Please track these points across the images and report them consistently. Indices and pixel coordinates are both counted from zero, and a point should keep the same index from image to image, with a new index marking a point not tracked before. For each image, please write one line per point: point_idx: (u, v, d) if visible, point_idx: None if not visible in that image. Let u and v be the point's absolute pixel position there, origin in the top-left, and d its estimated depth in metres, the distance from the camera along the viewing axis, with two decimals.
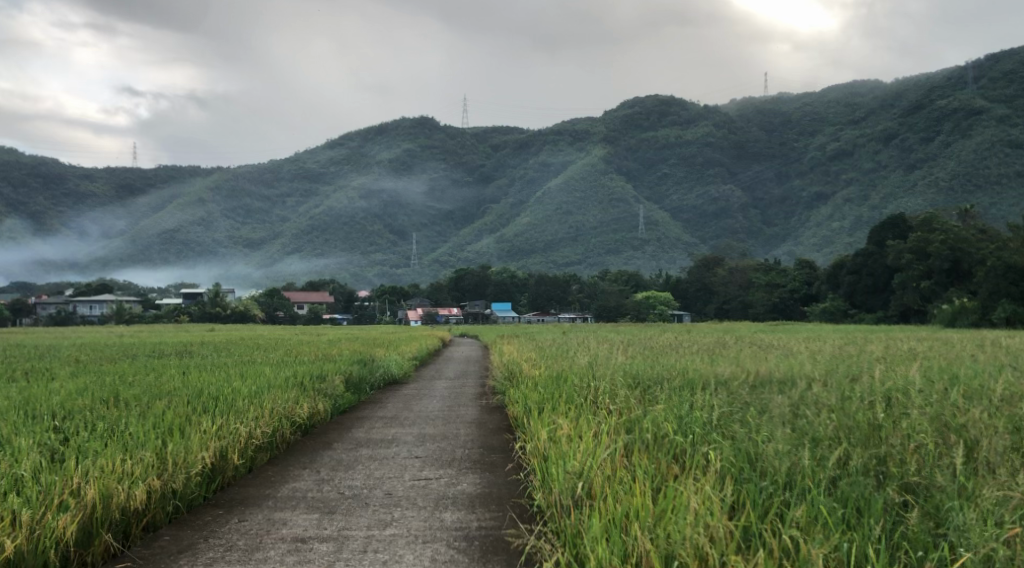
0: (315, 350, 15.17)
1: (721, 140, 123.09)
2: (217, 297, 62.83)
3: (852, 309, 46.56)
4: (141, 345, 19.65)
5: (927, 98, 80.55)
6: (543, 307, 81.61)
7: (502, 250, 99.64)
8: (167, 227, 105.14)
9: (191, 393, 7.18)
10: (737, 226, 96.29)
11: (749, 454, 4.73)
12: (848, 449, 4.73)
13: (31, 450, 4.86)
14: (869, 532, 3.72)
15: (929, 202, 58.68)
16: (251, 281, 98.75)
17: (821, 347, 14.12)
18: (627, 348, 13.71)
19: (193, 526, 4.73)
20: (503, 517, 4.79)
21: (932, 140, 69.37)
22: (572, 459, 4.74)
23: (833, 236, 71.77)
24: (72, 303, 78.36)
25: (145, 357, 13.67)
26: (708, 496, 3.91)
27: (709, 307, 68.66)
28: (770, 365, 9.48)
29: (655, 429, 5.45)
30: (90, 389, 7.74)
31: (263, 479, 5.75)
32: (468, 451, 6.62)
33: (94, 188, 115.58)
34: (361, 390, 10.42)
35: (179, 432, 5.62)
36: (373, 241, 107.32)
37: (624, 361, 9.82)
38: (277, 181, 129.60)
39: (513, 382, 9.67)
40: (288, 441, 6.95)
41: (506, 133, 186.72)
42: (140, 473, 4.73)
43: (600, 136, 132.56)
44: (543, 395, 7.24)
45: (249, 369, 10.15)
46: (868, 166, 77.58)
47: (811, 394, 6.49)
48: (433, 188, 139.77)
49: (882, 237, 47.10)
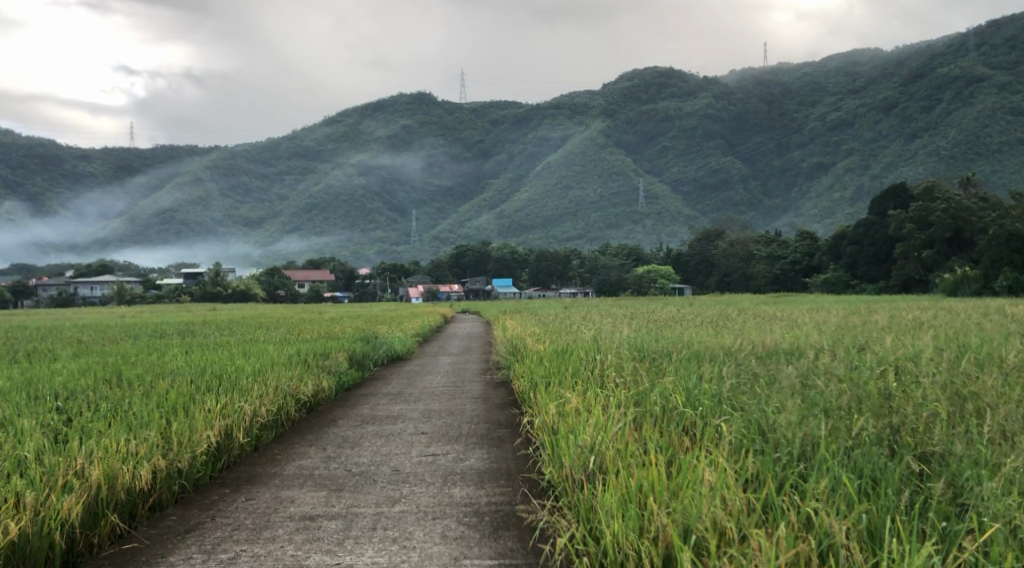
0: (317, 328, 15.05)
1: (721, 111, 122.15)
2: (218, 277, 62.19)
3: (853, 280, 46.32)
4: (139, 324, 19.33)
5: (929, 67, 80.16)
6: (544, 283, 81.72)
7: (502, 227, 99.55)
8: (165, 208, 104.71)
9: (195, 373, 7.12)
10: (737, 198, 96.02)
11: (762, 425, 4.65)
12: (864, 419, 4.67)
13: (33, 431, 4.79)
14: (890, 505, 3.66)
15: (929, 170, 58.44)
16: (251, 261, 98.50)
17: (824, 317, 13.99)
18: (629, 321, 13.51)
19: (199, 506, 4.67)
20: (513, 492, 4.74)
21: (933, 108, 69.06)
22: (581, 434, 4.67)
23: (834, 206, 71.59)
24: (73, 285, 78.28)
25: (145, 337, 13.43)
26: (723, 468, 3.85)
27: (711, 280, 68.46)
28: (774, 336, 9.42)
29: (663, 403, 5.39)
30: (93, 368, 7.68)
31: (269, 457, 5.69)
32: (474, 426, 6.57)
33: (92, 169, 115.29)
34: (365, 366, 10.39)
35: (183, 412, 5.58)
36: (373, 219, 106.98)
37: (628, 334, 9.69)
38: (275, 159, 128.70)
39: (517, 357, 9.62)
40: (293, 419, 6.89)
41: (504, 108, 185.62)
42: (144, 454, 4.66)
43: (600, 110, 132.11)
44: (549, 369, 7.16)
45: (253, 347, 10.07)
46: (868, 136, 77.19)
47: (820, 364, 6.47)
48: (431, 165, 139.39)
49: (883, 207, 46.95)
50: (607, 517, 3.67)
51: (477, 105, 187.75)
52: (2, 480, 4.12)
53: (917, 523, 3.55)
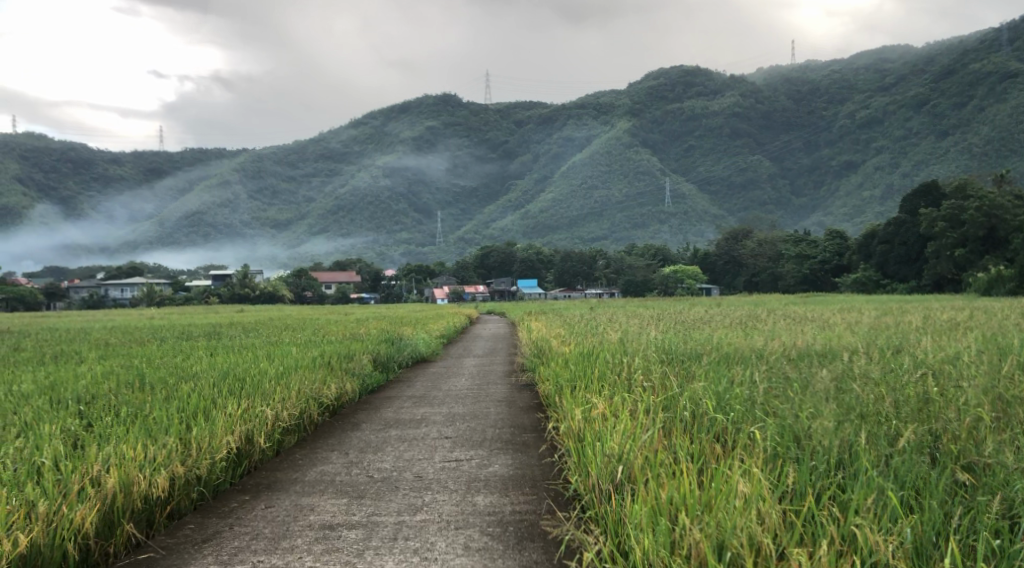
0: (342, 330, 14.91)
1: (749, 109, 121.04)
2: (246, 278, 62.64)
3: (883, 279, 45.61)
4: (167, 326, 19.49)
5: (960, 62, 78.92)
6: (569, 283, 81.40)
7: (527, 227, 99.41)
8: (194, 210, 105.74)
9: (217, 375, 7.08)
10: (765, 197, 95.04)
11: (796, 431, 4.48)
12: (904, 426, 4.45)
13: (53, 436, 4.75)
14: (934, 521, 3.46)
15: (962, 167, 57.49)
16: (279, 263, 99.24)
17: (857, 318, 13.61)
18: (656, 322, 13.26)
19: (218, 514, 4.58)
20: (539, 500, 4.61)
21: (965, 105, 68.02)
22: (610, 442, 4.51)
23: (864, 205, 70.60)
24: (105, 287, 79.28)
25: (173, 340, 13.49)
26: (758, 477, 3.69)
27: (738, 280, 67.89)
28: (808, 338, 9.14)
29: (694, 408, 5.20)
30: (117, 372, 7.67)
31: (289, 462, 5.61)
32: (499, 430, 6.44)
33: (122, 172, 116.89)
34: (390, 367, 10.31)
35: (203, 415, 5.51)
36: (399, 220, 107.28)
37: (655, 335, 9.46)
38: (302, 161, 129.59)
39: (543, 359, 9.49)
40: (316, 423, 6.80)
41: (530, 109, 185.63)
42: (161, 461, 4.57)
43: (625, 109, 131.53)
44: (576, 372, 7.03)
45: (278, 349, 10.05)
46: (897, 133, 75.96)
47: (856, 366, 6.24)
48: (456, 166, 139.64)
49: (914, 205, 46.15)
50: (635, 526, 3.53)
51: (502, 106, 187.75)
52: (13, 486, 4.05)
53: (957, 533, 3.43)
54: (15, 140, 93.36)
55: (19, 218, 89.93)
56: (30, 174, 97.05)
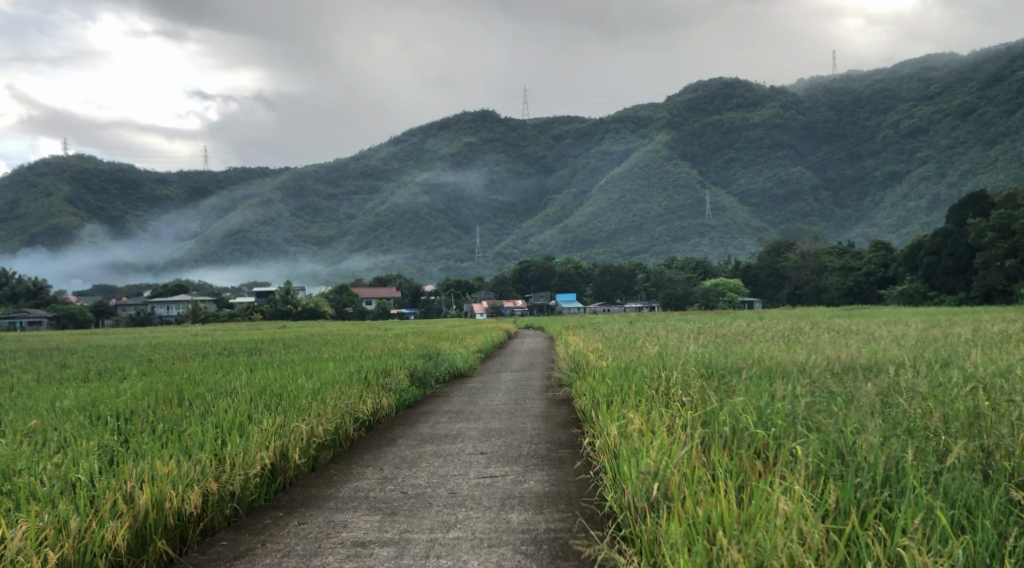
0: (380, 345, 15.01)
1: (790, 121, 120.06)
2: (288, 294, 63.53)
3: (931, 292, 44.60)
4: (207, 343, 19.52)
5: (1007, 69, 77.54)
6: (608, 298, 80.99)
7: (566, 242, 99.30)
8: (237, 228, 107.57)
9: (254, 390, 7.11)
10: (808, 208, 93.72)
11: (839, 447, 4.33)
12: (957, 442, 4.28)
13: (90, 452, 4.79)
14: (975, 542, 3.33)
15: (1011, 175, 56.32)
16: (320, 279, 100.32)
17: (903, 332, 13.25)
18: (696, 336, 13.04)
19: (251, 530, 4.57)
20: (574, 518, 4.50)
21: (1014, 114, 66.76)
22: (645, 458, 4.37)
23: (908, 216, 69.29)
24: (151, 304, 80.85)
25: (212, 356, 13.62)
26: (799, 495, 3.56)
27: (782, 293, 66.80)
28: (852, 351, 8.89)
29: (733, 423, 5.06)
30: (157, 388, 7.75)
31: (325, 478, 5.58)
32: (536, 446, 6.34)
33: (168, 193, 119.59)
34: (426, 383, 10.32)
35: (240, 430, 5.55)
36: (438, 236, 107.96)
37: (694, 349, 9.30)
38: (343, 179, 131.01)
39: (580, 374, 9.37)
40: (351, 437, 6.79)
41: (567, 124, 185.71)
42: (195, 476, 4.59)
43: (664, 122, 131.11)
44: (612, 386, 6.92)
45: (315, 364, 10.09)
46: (943, 143, 74.63)
47: (902, 380, 6.02)
48: (494, 181, 140.33)
49: (962, 216, 45.05)
50: (672, 545, 3.43)
51: (539, 122, 188.29)
52: (37, 506, 4.04)
53: (1013, 554, 3.27)
54: (66, 162, 96.04)
55: (70, 237, 92.27)
56: (80, 195, 99.68)
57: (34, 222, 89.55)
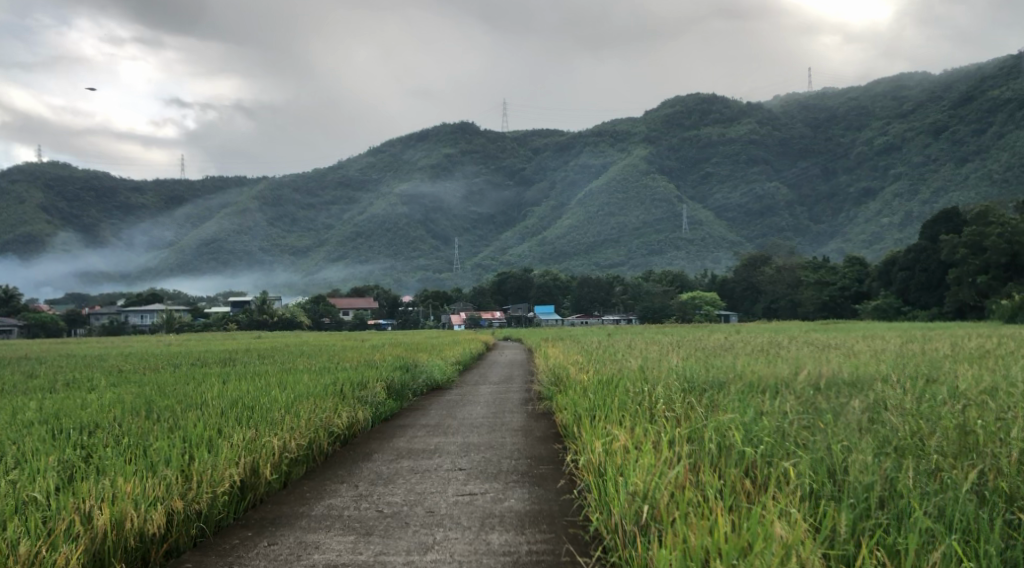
0: (357, 356, 14.76)
1: (766, 137, 121.26)
2: (264, 304, 63.19)
3: (905, 306, 44.91)
4: (180, 353, 19.13)
5: (978, 88, 78.98)
6: (586, 310, 80.12)
7: (544, 253, 99.35)
8: (211, 236, 106.47)
9: (223, 403, 6.84)
10: (784, 222, 94.54)
11: (834, 466, 4.18)
12: (959, 461, 4.15)
13: (47, 469, 4.52)
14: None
15: (981, 193, 57.44)
16: (297, 289, 99.46)
17: (882, 346, 13.22)
18: (677, 349, 12.93)
19: (219, 551, 4.34)
20: (559, 539, 4.33)
21: (984, 132, 68.02)
22: (633, 477, 4.22)
23: (883, 230, 70.07)
24: (125, 313, 79.80)
25: (185, 367, 13.26)
26: (796, 521, 3.40)
27: (758, 306, 67.21)
28: (833, 366, 8.81)
29: (722, 439, 4.90)
30: (123, 398, 7.48)
31: (298, 494, 5.37)
32: (514, 462, 6.17)
33: (143, 201, 118.44)
34: (403, 396, 10.05)
35: (207, 445, 5.28)
36: (416, 246, 107.57)
37: (675, 364, 9.13)
38: (320, 189, 130.23)
39: (560, 388, 9.15)
40: (325, 452, 6.57)
41: (545, 135, 186.11)
42: (160, 493, 4.36)
43: (642, 136, 131.80)
44: (595, 400, 6.72)
45: (289, 376, 9.84)
46: (916, 159, 75.73)
47: (888, 396, 5.93)
48: (472, 193, 140.15)
49: (935, 232, 45.50)
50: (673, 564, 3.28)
51: (518, 134, 188.16)
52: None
53: None
54: (39, 168, 94.19)
55: (42, 245, 91.00)
56: (53, 203, 97.86)
57: (7, 229, 88.31)
